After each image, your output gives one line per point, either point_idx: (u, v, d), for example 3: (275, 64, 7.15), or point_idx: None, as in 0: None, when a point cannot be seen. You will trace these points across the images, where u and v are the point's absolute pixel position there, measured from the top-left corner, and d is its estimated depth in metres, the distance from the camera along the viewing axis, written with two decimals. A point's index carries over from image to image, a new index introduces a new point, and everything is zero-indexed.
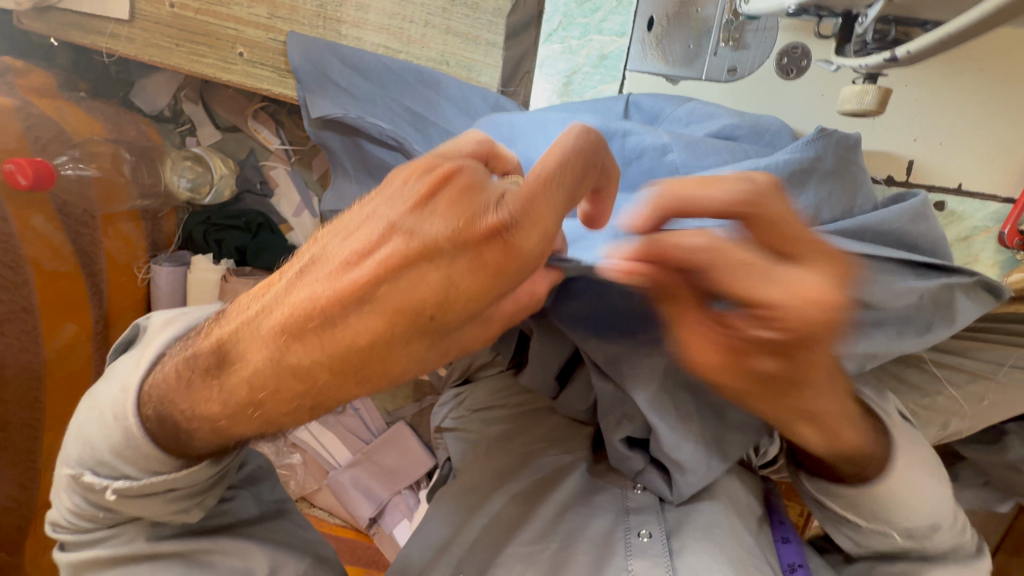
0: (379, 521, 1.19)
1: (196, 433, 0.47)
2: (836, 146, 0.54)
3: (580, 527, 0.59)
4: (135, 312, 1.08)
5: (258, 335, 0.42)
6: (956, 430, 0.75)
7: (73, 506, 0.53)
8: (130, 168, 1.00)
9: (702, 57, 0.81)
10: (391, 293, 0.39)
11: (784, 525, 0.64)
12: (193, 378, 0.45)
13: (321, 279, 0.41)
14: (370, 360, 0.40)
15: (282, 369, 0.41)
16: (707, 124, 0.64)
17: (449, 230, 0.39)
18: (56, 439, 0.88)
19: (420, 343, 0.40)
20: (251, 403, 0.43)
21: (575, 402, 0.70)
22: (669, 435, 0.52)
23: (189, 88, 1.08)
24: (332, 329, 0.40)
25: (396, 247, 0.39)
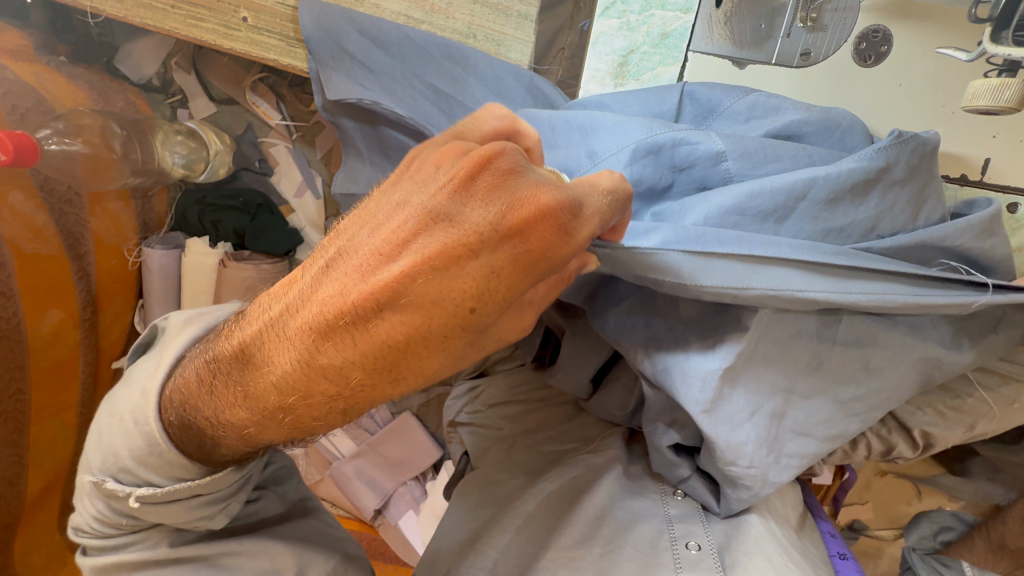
0: (384, 513, 1.17)
1: (223, 439, 0.43)
2: (910, 151, 0.51)
3: (621, 532, 0.57)
4: (126, 296, 1.02)
5: (282, 335, 0.38)
6: (982, 432, 0.77)
7: (97, 512, 0.50)
8: (121, 143, 0.91)
9: (774, 39, 0.74)
10: (433, 286, 0.34)
11: (835, 540, 0.64)
12: (216, 383, 0.42)
13: (351, 274, 0.36)
14: (410, 359, 0.36)
15: (312, 373, 0.37)
16: (770, 120, 0.61)
17: (492, 217, 0.34)
18: (43, 431, 0.82)
19: (459, 340, 0.36)
20: (281, 409, 0.39)
21: (612, 407, 0.68)
22: (726, 446, 0.50)
23: (181, 54, 0.99)
24: (366, 326, 0.35)
25: (435, 237, 0.34)
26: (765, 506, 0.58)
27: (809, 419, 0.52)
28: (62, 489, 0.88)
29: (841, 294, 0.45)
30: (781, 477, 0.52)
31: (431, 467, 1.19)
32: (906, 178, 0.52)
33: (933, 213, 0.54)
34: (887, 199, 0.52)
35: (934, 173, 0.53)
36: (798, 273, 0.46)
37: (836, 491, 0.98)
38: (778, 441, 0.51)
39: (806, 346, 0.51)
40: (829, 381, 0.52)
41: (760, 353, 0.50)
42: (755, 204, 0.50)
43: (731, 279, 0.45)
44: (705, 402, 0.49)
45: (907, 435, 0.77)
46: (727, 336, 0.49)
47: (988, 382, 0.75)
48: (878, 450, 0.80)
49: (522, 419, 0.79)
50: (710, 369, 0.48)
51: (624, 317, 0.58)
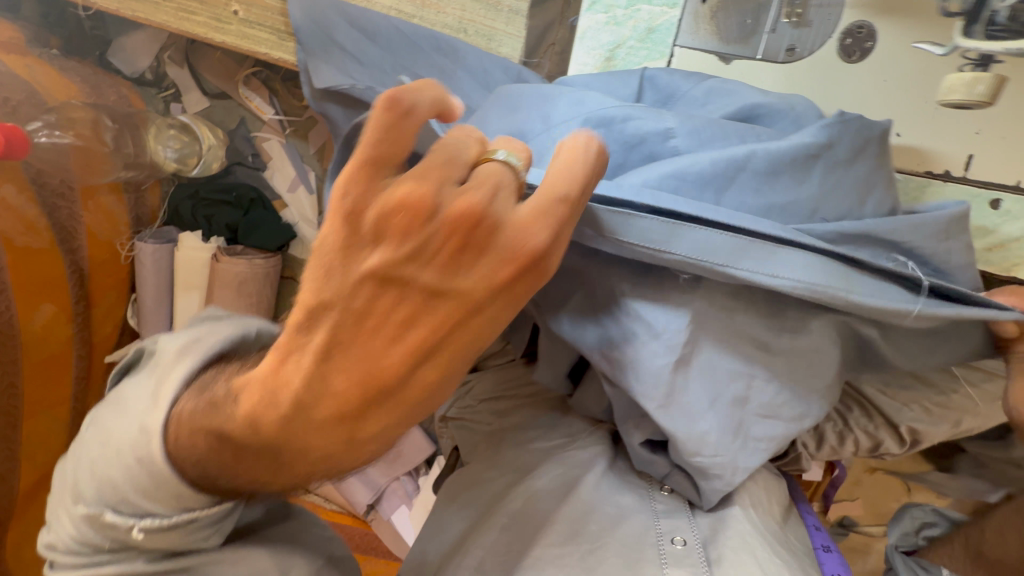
0: (377, 508, 1.17)
1: (267, 490, 0.47)
2: (853, 130, 0.52)
3: (608, 528, 0.57)
4: (119, 291, 1.02)
5: (320, 412, 0.40)
6: (968, 427, 0.78)
7: (80, 534, 0.47)
8: (113, 137, 0.92)
9: (759, 34, 0.75)
10: (452, 338, 0.40)
11: (820, 531, 0.65)
12: (248, 458, 0.43)
13: (370, 356, 0.39)
14: (440, 391, 0.43)
15: (365, 432, 0.42)
16: (728, 102, 0.61)
17: (492, 280, 0.38)
18: (37, 426, 0.83)
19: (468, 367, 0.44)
20: (331, 467, 0.44)
21: (591, 404, 0.69)
22: (687, 437, 0.51)
23: (174, 48, 0.97)
24: (404, 384, 0.40)
25: (443, 308, 0.39)
26: (747, 493, 0.60)
27: (774, 402, 0.52)
28: (54, 482, 0.88)
29: (767, 272, 0.46)
30: (752, 462, 0.53)
31: (423, 462, 1.20)
32: (851, 158, 0.53)
33: (878, 200, 0.55)
34: (829, 176, 0.52)
35: (880, 155, 0.54)
36: (726, 236, 0.46)
37: (827, 487, 0.99)
38: (744, 429, 0.52)
39: (749, 326, 0.51)
40: (779, 361, 0.52)
41: (703, 327, 0.50)
42: (696, 172, 0.50)
43: (653, 237, 0.46)
44: (659, 398, 0.50)
45: (896, 432, 0.78)
46: (666, 295, 0.50)
47: (973, 378, 0.77)
48: (865, 447, 0.80)
49: (510, 415, 0.79)
50: (659, 364, 0.50)
51: (579, 308, 0.55)
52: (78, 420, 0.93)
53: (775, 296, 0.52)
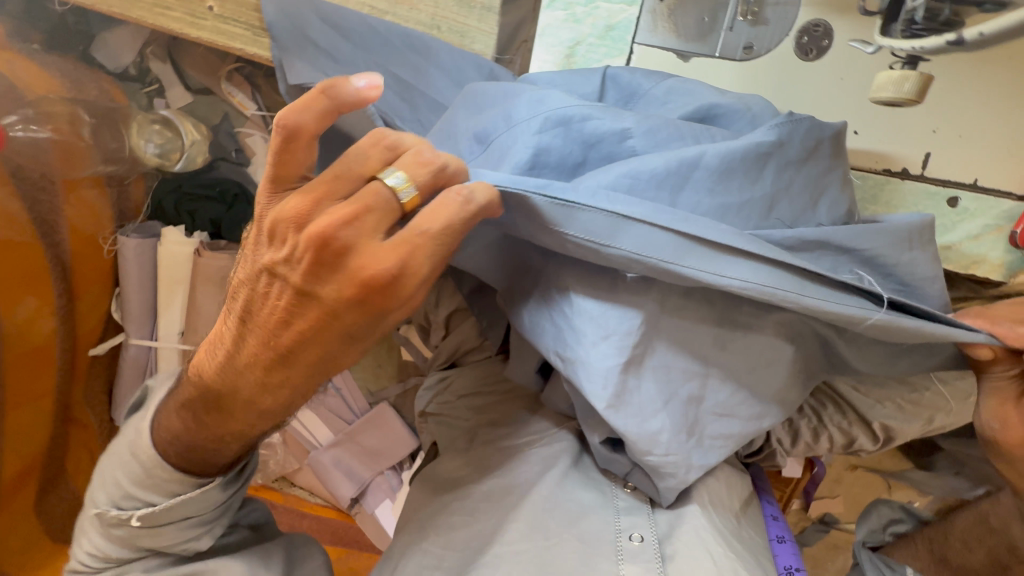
0: (361, 502, 1.18)
1: (224, 450, 0.52)
2: (805, 130, 0.53)
3: (568, 524, 0.58)
4: (103, 285, 1.02)
5: (233, 380, 0.48)
6: (941, 424, 0.79)
7: (97, 544, 0.55)
8: (91, 131, 0.93)
9: (717, 32, 0.75)
10: (327, 334, 0.45)
11: (778, 522, 0.67)
12: (198, 412, 0.50)
13: (259, 337, 0.46)
14: (335, 370, 0.48)
15: (265, 400, 0.49)
16: (686, 102, 0.62)
17: (342, 291, 0.42)
18: (18, 418, 0.84)
19: (361, 354, 0.47)
20: (252, 423, 0.50)
21: (558, 401, 0.69)
22: (639, 437, 0.51)
23: (156, 43, 0.97)
24: (290, 362, 0.46)
25: (308, 309, 0.43)
26: (705, 491, 0.60)
27: (728, 402, 0.53)
28: (37, 472, 0.91)
29: (713, 277, 0.45)
30: (707, 460, 0.54)
31: (408, 456, 1.20)
32: (803, 159, 0.53)
33: (832, 206, 0.55)
34: (782, 175, 0.52)
35: (832, 157, 0.55)
36: (670, 235, 0.45)
37: (807, 485, 0.99)
38: (698, 426, 0.53)
39: (702, 327, 0.52)
40: (733, 361, 0.53)
41: (657, 325, 0.50)
42: (648, 172, 0.49)
43: (594, 233, 0.46)
44: (608, 398, 0.49)
45: (868, 429, 0.79)
46: (621, 296, 0.49)
47: (947, 376, 0.78)
48: (839, 443, 0.81)
49: (484, 411, 0.80)
50: (608, 365, 0.49)
51: (535, 310, 0.55)
52: (61, 412, 0.96)
53: (730, 295, 0.52)
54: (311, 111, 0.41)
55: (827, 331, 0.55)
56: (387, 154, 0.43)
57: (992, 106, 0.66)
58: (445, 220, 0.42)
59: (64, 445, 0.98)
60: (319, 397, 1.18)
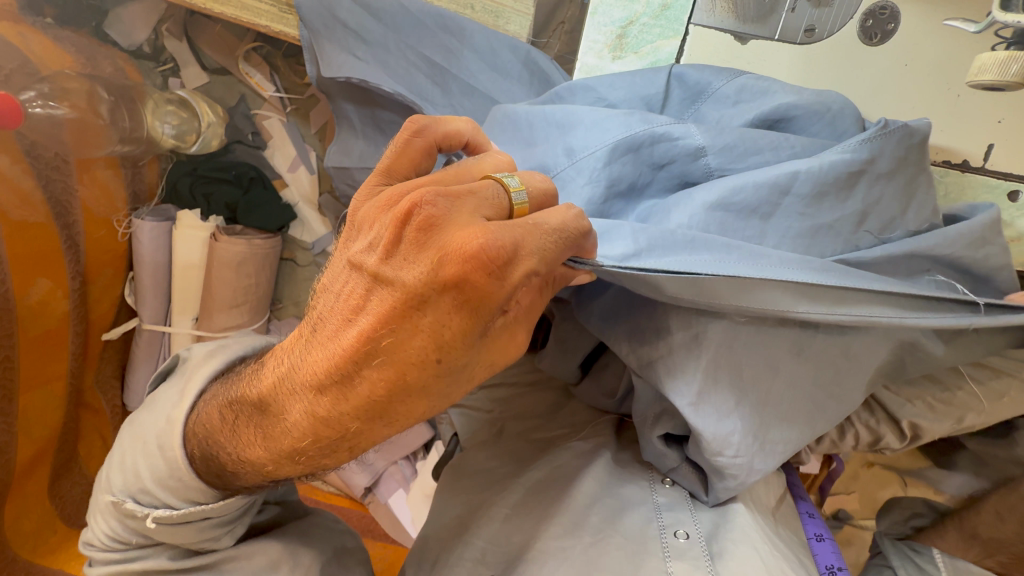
0: (374, 491, 1.17)
1: (242, 475, 0.48)
2: (896, 142, 0.51)
3: (611, 520, 0.58)
4: (116, 268, 1.00)
5: (290, 391, 0.43)
6: (971, 424, 0.77)
7: (112, 530, 0.53)
8: (108, 109, 0.90)
9: (777, 14, 0.72)
10: (397, 344, 0.40)
11: (814, 519, 0.67)
12: (236, 423, 0.47)
13: (328, 338, 0.42)
14: (394, 405, 0.41)
15: (312, 422, 0.43)
16: (759, 103, 0.60)
17: (427, 276, 0.38)
18: (28, 402, 0.82)
19: (436, 387, 0.41)
20: (294, 453, 0.44)
21: (601, 395, 0.70)
22: (713, 437, 0.50)
23: (172, 20, 0.96)
24: (352, 381, 0.41)
25: (385, 297, 0.39)
26: (750, 497, 0.60)
27: (791, 406, 0.53)
28: (49, 457, 0.89)
29: (826, 314, 0.46)
30: (767, 465, 0.53)
31: (420, 447, 1.20)
32: (893, 171, 0.51)
33: (920, 213, 0.54)
34: (873, 191, 0.51)
35: (923, 165, 0.53)
36: (785, 293, 0.45)
37: (823, 480, 1.00)
38: (766, 432, 0.52)
39: (788, 331, 0.52)
40: (812, 367, 0.53)
41: (748, 334, 0.51)
42: (739, 200, 0.50)
43: (704, 292, 0.46)
44: (692, 395, 0.50)
45: (896, 426, 0.78)
46: (710, 326, 0.50)
47: (980, 375, 0.78)
48: (866, 441, 0.80)
49: (511, 403, 0.80)
50: (695, 365, 0.50)
51: (610, 305, 0.58)
52: (72, 397, 0.94)
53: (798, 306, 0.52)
54: (446, 123, 0.47)
55: (913, 332, 0.54)
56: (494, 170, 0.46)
57: None
58: (558, 234, 0.40)
59: (75, 429, 0.97)
60: None
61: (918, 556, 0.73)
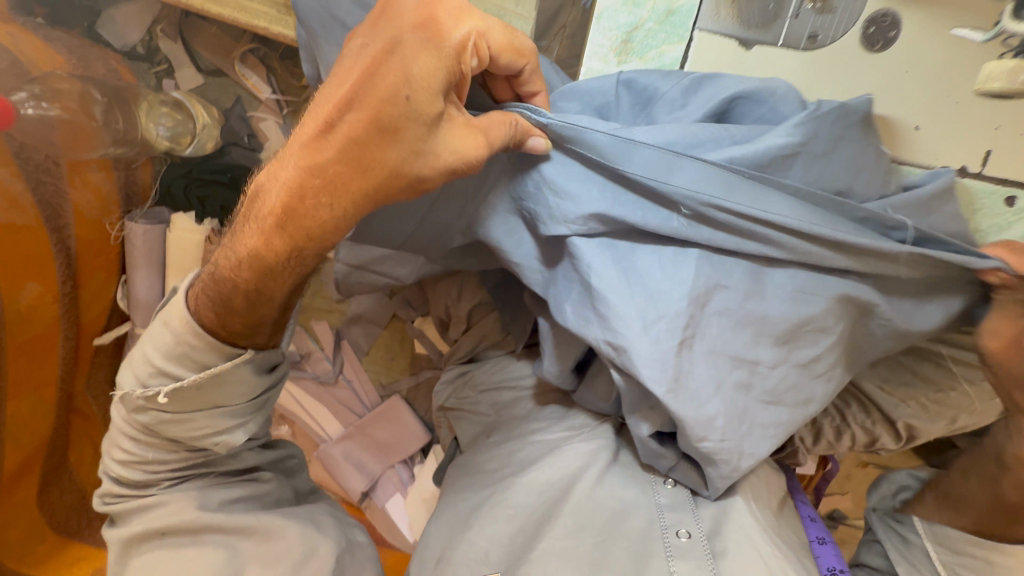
0: (371, 495, 1.16)
1: (234, 277, 0.47)
2: (830, 121, 0.51)
3: (613, 523, 0.60)
4: (108, 272, 0.99)
5: (280, 162, 0.46)
6: (963, 424, 0.78)
7: (131, 458, 0.58)
8: (102, 112, 0.88)
9: (782, 20, 0.71)
10: (374, 83, 0.42)
11: (816, 524, 0.68)
12: (235, 227, 0.49)
13: (317, 105, 0.45)
14: (373, 143, 0.42)
15: (297, 171, 0.44)
16: (709, 95, 0.58)
17: (399, 31, 0.44)
18: (18, 408, 0.81)
19: (411, 131, 0.43)
20: (281, 212, 0.44)
21: (597, 399, 0.69)
22: (697, 422, 0.51)
23: (167, 21, 0.94)
24: (335, 130, 0.43)
25: (364, 59, 0.44)
26: (748, 487, 0.62)
27: (777, 387, 0.53)
28: (38, 464, 0.87)
29: (757, 211, 0.49)
30: (759, 449, 0.54)
31: (419, 450, 1.18)
32: (828, 151, 0.52)
33: (869, 183, 0.54)
34: (810, 173, 0.52)
35: (858, 147, 0.53)
36: (712, 169, 0.50)
37: (819, 481, 1.01)
38: (749, 413, 0.53)
39: (753, 311, 0.50)
40: (792, 351, 0.52)
41: (703, 318, 0.50)
42: (679, 174, 0.50)
43: (650, 167, 0.50)
44: (668, 382, 0.49)
45: (891, 427, 0.79)
46: (674, 300, 0.49)
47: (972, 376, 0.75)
48: (861, 442, 0.82)
49: (511, 407, 0.81)
50: (665, 347, 0.49)
51: (579, 300, 0.54)
52: (63, 402, 0.93)
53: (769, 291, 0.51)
54: None
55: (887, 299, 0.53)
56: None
57: None
58: (507, 40, 0.48)
59: (65, 435, 0.94)
60: (328, 387, 1.17)
61: (900, 525, 0.73)
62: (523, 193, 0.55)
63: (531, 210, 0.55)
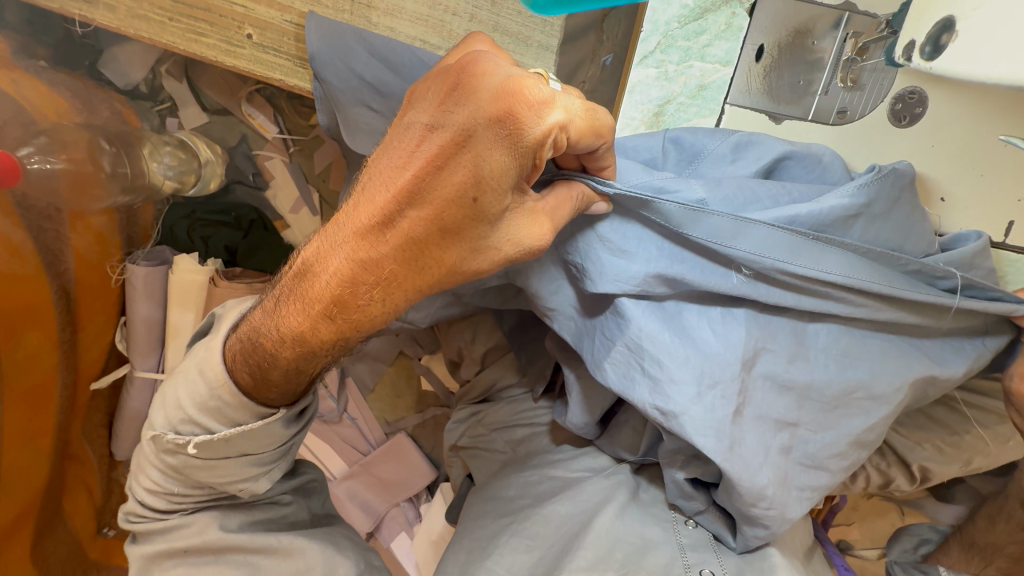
0: (376, 535, 1.13)
1: (275, 356, 0.45)
2: (890, 184, 0.52)
3: (635, 557, 0.58)
4: (108, 315, 0.96)
5: (332, 243, 0.43)
6: (977, 466, 0.79)
7: (153, 485, 0.55)
8: (110, 160, 0.85)
9: (812, 95, 0.65)
10: (440, 178, 0.39)
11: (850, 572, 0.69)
12: (278, 299, 0.46)
13: (375, 184, 0.42)
14: (434, 246, 0.41)
15: (352, 265, 0.42)
16: (758, 153, 0.57)
17: (473, 113, 0.39)
18: (13, 462, 0.77)
19: (472, 231, 0.41)
20: (330, 303, 0.42)
21: (620, 447, 0.68)
22: (745, 491, 0.50)
23: (171, 61, 0.92)
24: (394, 223, 0.41)
25: (432, 140, 0.40)
26: (782, 544, 0.61)
27: (822, 452, 0.52)
28: (33, 519, 0.83)
29: (813, 282, 0.48)
30: (797, 512, 0.52)
31: (425, 489, 1.15)
32: (887, 212, 0.52)
33: (918, 244, 0.54)
34: (869, 232, 0.52)
35: (910, 206, 0.53)
36: (782, 237, 0.47)
37: (826, 514, 0.98)
38: (793, 478, 0.51)
39: (805, 378, 0.50)
40: (843, 418, 0.51)
41: (750, 383, 0.50)
42: (750, 243, 0.47)
43: (717, 234, 0.47)
44: (722, 451, 0.49)
45: (906, 469, 0.80)
46: (726, 375, 0.49)
47: (985, 419, 0.77)
48: (876, 483, 0.82)
49: (526, 443, 0.80)
50: (716, 416, 0.49)
51: (623, 358, 0.52)
52: (58, 449, 0.89)
53: (818, 359, 0.51)
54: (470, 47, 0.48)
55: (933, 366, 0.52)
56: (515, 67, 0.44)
57: None
58: (583, 115, 0.41)
59: (59, 486, 0.90)
60: (332, 426, 1.14)
61: None
62: (569, 252, 0.52)
63: (578, 264, 0.52)
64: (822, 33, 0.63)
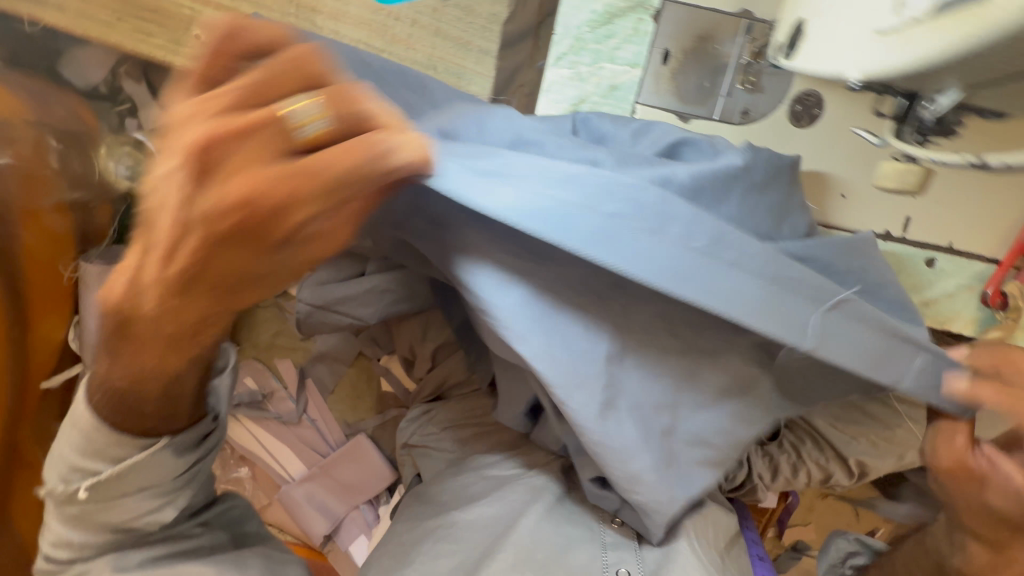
0: (334, 538, 1.13)
1: (136, 395, 0.49)
2: (765, 162, 0.58)
3: (558, 556, 0.60)
4: (60, 313, 0.95)
5: (136, 309, 0.42)
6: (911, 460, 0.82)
7: (54, 536, 0.54)
8: (58, 158, 0.88)
9: (716, 97, 0.73)
10: (220, 251, 0.38)
11: (763, 561, 0.71)
12: (111, 348, 0.46)
13: (155, 253, 0.39)
14: (241, 292, 0.41)
15: (165, 323, 0.42)
16: (657, 135, 0.61)
17: (233, 192, 0.35)
18: None
19: (276, 276, 0.41)
20: (165, 347, 0.45)
21: (548, 441, 0.73)
22: (621, 477, 0.54)
23: (130, 62, 0.93)
24: (191, 284, 0.40)
25: (197, 216, 0.36)
26: (693, 526, 0.63)
27: (703, 430, 0.56)
28: None
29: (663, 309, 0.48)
30: (687, 493, 0.57)
31: (385, 490, 1.15)
32: (765, 184, 0.57)
33: (794, 226, 0.59)
34: (747, 199, 0.56)
35: (785, 186, 0.59)
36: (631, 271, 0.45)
37: (781, 515, 1.01)
38: (676, 458, 0.56)
39: (670, 352, 0.53)
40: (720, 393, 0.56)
41: (621, 374, 0.52)
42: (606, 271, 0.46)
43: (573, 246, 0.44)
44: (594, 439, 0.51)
45: (845, 464, 0.82)
46: (593, 352, 0.50)
47: (916, 415, 0.79)
48: (817, 478, 0.84)
49: (470, 443, 0.81)
50: (591, 409, 0.50)
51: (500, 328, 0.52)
52: None
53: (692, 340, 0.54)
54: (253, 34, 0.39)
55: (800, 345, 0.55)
56: (305, 81, 0.38)
57: (975, 203, 0.72)
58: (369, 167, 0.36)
59: None
60: (291, 428, 1.15)
61: None
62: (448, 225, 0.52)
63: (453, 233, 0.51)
64: (724, 38, 0.72)
